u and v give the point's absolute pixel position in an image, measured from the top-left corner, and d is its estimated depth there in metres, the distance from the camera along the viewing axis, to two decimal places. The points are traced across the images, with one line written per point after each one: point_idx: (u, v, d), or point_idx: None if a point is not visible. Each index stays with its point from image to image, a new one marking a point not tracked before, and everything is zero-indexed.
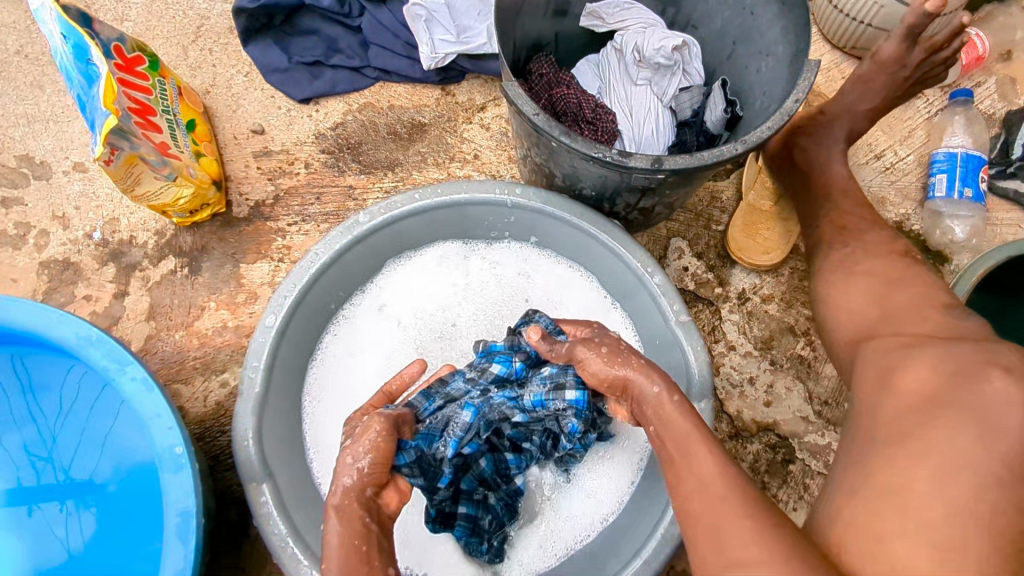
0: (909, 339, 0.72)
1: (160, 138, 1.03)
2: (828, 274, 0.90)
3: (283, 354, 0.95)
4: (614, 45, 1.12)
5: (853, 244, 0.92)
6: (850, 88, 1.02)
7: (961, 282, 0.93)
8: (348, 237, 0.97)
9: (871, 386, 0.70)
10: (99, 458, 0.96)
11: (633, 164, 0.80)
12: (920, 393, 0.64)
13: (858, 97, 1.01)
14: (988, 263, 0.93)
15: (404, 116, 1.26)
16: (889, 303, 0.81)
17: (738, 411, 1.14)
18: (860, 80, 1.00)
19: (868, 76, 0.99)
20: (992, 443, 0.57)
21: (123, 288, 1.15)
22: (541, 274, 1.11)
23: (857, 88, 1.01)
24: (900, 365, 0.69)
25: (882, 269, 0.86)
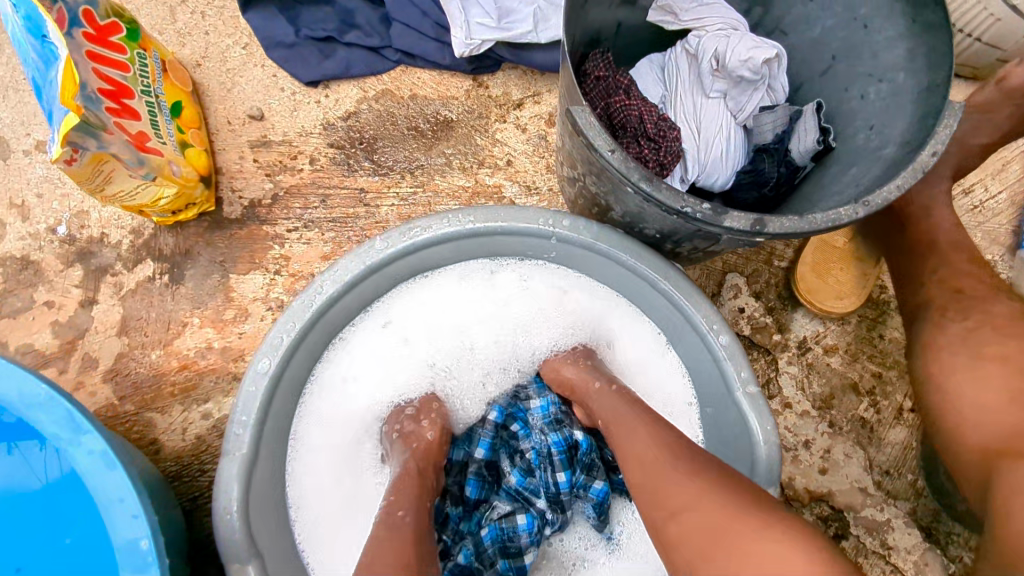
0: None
1: (136, 128, 0.86)
2: (949, 357, 0.83)
3: (277, 402, 0.80)
4: (686, 46, 0.94)
5: (975, 317, 0.84)
6: (967, 116, 0.97)
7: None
8: (360, 267, 0.81)
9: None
10: (54, 510, 0.81)
11: (727, 223, 0.64)
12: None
13: (971, 130, 0.96)
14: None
15: (428, 109, 1.08)
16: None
17: (790, 477, 1.01)
18: (981, 109, 0.96)
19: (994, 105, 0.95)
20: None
21: (91, 296, 0.99)
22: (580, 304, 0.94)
23: (973, 118, 0.96)
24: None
25: (1016, 354, 0.80)
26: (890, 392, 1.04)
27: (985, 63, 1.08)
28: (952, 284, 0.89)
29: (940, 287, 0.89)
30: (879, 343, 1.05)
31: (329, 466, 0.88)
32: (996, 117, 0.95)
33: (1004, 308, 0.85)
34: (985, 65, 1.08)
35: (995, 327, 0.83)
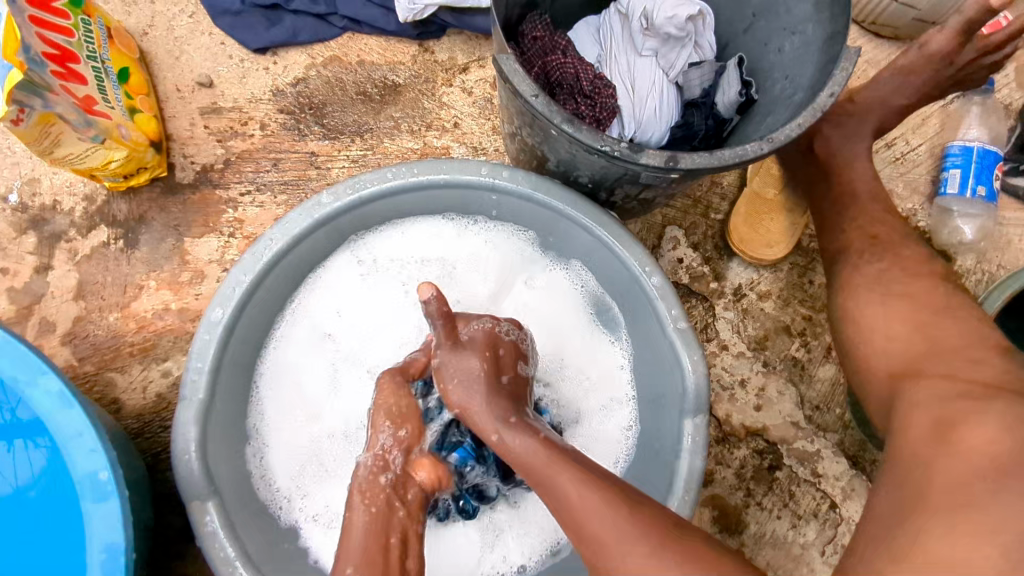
0: (961, 388, 0.67)
1: (83, 91, 0.88)
2: (864, 295, 0.85)
3: (232, 351, 0.83)
4: (618, 8, 0.99)
5: (888, 260, 0.87)
6: (889, 78, 0.99)
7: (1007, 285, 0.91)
8: (308, 220, 0.84)
9: (926, 438, 0.64)
10: None
11: (643, 161, 0.70)
12: (988, 454, 0.58)
13: (894, 90, 0.99)
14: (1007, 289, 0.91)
15: (375, 74, 1.11)
16: (936, 334, 0.77)
17: (728, 415, 1.08)
18: (903, 72, 0.99)
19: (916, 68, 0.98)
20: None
21: (46, 262, 1.01)
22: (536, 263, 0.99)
23: (896, 80, 0.99)
24: (960, 419, 0.63)
25: (922, 293, 0.82)
26: (819, 333, 1.11)
27: (903, 23, 1.15)
28: (869, 229, 0.92)
29: (859, 233, 0.92)
30: (809, 288, 1.12)
31: (283, 406, 0.92)
32: (912, 79, 0.98)
33: (913, 252, 0.88)
34: (903, 25, 1.15)
35: (904, 270, 0.85)
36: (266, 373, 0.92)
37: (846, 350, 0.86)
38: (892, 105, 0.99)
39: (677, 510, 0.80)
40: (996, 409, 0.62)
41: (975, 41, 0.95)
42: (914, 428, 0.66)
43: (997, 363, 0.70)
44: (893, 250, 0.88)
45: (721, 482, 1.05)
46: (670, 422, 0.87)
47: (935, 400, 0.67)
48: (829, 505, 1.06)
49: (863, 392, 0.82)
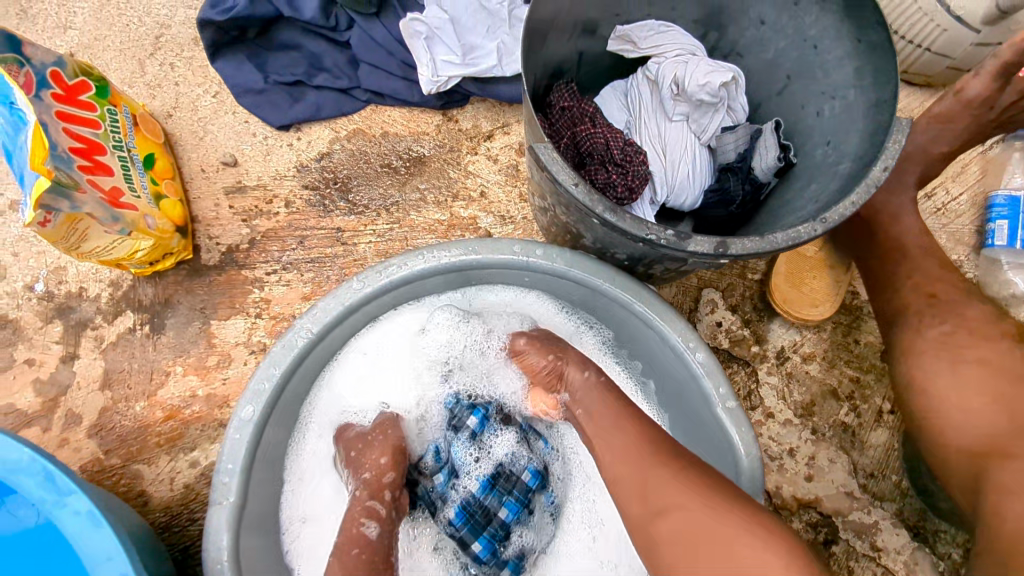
0: None
1: (110, 183, 0.87)
2: (931, 361, 0.80)
3: (264, 447, 0.81)
4: (647, 73, 0.96)
5: (952, 321, 0.81)
6: (927, 132, 0.95)
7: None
8: (339, 307, 0.82)
9: None
10: None
11: (691, 248, 0.66)
12: None
13: (933, 139, 0.95)
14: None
15: (400, 146, 1.09)
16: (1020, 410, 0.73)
17: (777, 486, 1.02)
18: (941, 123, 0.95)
19: (955, 116, 0.93)
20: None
21: (72, 350, 0.99)
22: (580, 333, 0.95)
23: (932, 130, 0.95)
24: None
25: (999, 360, 0.78)
26: (869, 395, 1.06)
27: (937, 71, 1.12)
28: (926, 288, 0.86)
29: (917, 293, 0.86)
30: (855, 347, 1.07)
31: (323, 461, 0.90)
32: (953, 128, 0.94)
33: (979, 311, 0.82)
34: (938, 73, 1.12)
35: (972, 332, 0.80)
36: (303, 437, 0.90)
37: (918, 422, 0.80)
38: (936, 154, 0.95)
39: None
40: None
41: (1014, 83, 0.91)
42: None
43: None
44: (955, 310, 0.83)
45: None
46: None
47: None
48: None
49: (948, 477, 0.77)
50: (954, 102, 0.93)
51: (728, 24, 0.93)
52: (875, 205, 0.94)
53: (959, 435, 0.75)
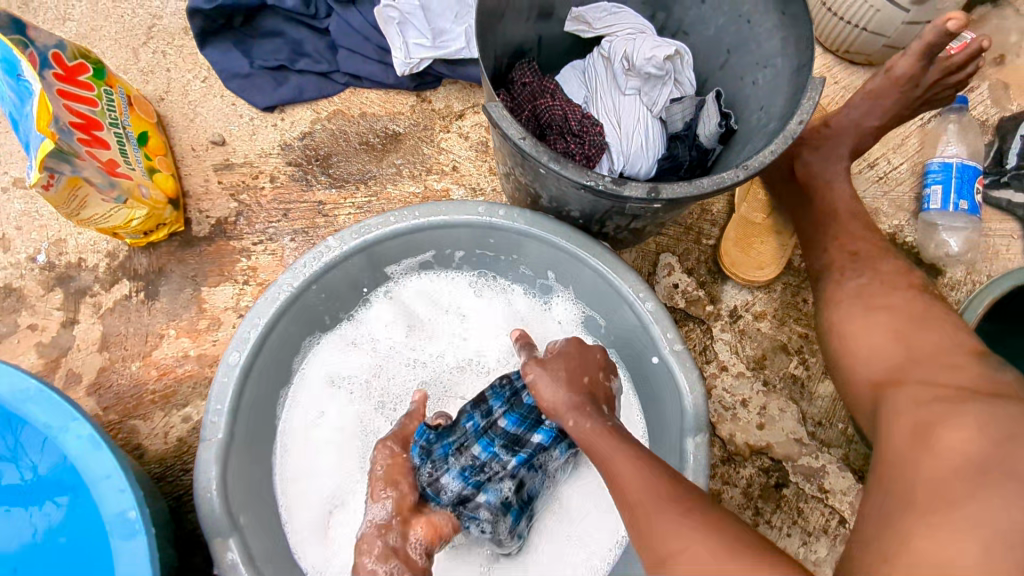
0: (939, 393, 0.70)
1: (107, 155, 0.94)
2: (846, 309, 0.88)
3: (249, 393, 0.88)
4: (602, 52, 1.05)
5: (868, 274, 0.91)
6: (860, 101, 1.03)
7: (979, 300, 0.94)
8: (318, 264, 0.90)
9: (908, 441, 0.66)
10: None
11: (627, 194, 0.74)
12: (966, 455, 0.60)
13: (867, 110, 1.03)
14: (989, 295, 0.94)
15: (377, 125, 1.18)
16: (916, 341, 0.80)
17: (731, 434, 1.10)
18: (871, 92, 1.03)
19: (881, 91, 1.00)
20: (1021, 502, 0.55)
21: (72, 316, 1.06)
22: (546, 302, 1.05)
23: (866, 104, 1.01)
24: (937, 422, 0.65)
25: (901, 304, 0.85)
26: (816, 350, 1.14)
27: (875, 50, 1.20)
28: (849, 247, 0.95)
29: (840, 251, 0.95)
30: (803, 306, 1.15)
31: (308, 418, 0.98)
32: (884, 102, 1.00)
33: (892, 265, 0.91)
34: (875, 52, 1.20)
35: (885, 283, 0.89)
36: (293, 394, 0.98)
37: (835, 363, 0.88)
38: (868, 128, 1.02)
39: None
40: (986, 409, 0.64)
41: (938, 61, 0.95)
42: (895, 435, 0.69)
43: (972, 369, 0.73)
44: (875, 263, 0.92)
45: (729, 502, 1.07)
46: (672, 440, 0.91)
47: (909, 406, 0.71)
48: (838, 520, 1.07)
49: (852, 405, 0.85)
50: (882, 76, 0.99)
51: (674, 5, 1.02)
52: (812, 169, 1.02)
53: (863, 368, 0.83)
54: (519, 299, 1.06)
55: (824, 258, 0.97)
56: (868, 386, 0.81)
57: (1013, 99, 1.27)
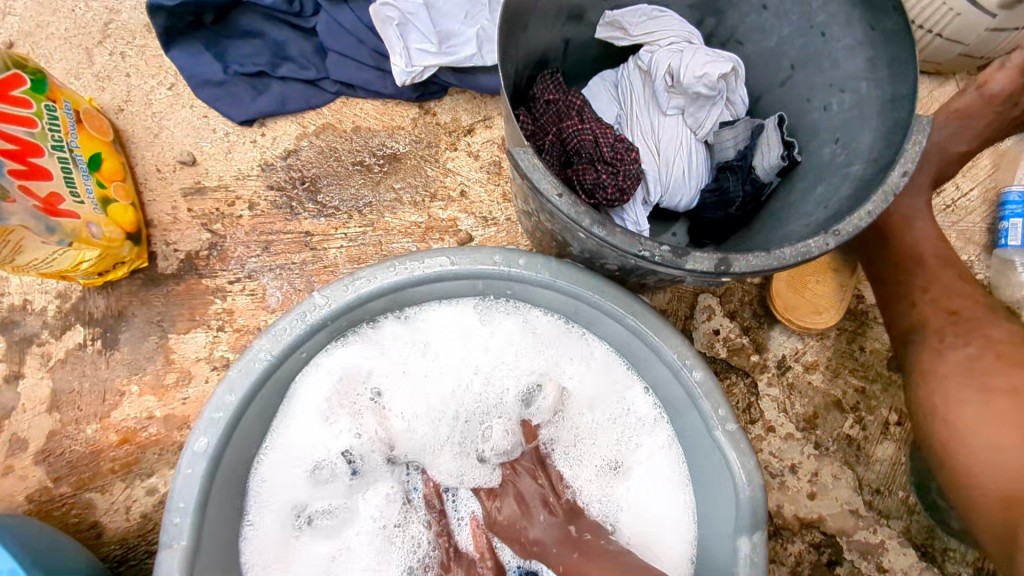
0: None
1: (48, 189, 0.79)
2: (956, 389, 0.73)
3: (220, 481, 0.74)
4: (639, 63, 0.89)
5: (977, 343, 0.76)
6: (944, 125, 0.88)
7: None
8: (301, 327, 0.74)
9: None
10: None
11: (688, 266, 0.59)
12: None
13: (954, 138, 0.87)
14: None
15: (373, 142, 1.01)
16: None
17: (779, 505, 0.96)
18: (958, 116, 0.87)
19: (972, 111, 0.85)
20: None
21: (17, 369, 0.91)
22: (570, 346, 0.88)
23: (951, 124, 0.86)
24: None
25: None
26: (875, 406, 1.00)
27: (948, 58, 1.04)
28: (946, 304, 0.80)
29: (934, 307, 0.80)
30: (861, 356, 1.01)
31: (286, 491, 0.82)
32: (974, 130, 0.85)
33: (1004, 332, 0.76)
34: (949, 60, 1.05)
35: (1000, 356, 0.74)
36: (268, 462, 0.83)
37: (944, 458, 0.73)
38: (954, 153, 0.86)
39: None
40: None
41: None
42: None
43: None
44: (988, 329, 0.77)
45: None
46: (723, 536, 0.77)
47: None
48: None
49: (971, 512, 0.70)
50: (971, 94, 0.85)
51: (728, 8, 0.85)
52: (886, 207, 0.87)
53: (990, 476, 0.68)
54: (540, 342, 0.88)
55: (903, 316, 0.83)
56: (998, 496, 0.67)
57: None
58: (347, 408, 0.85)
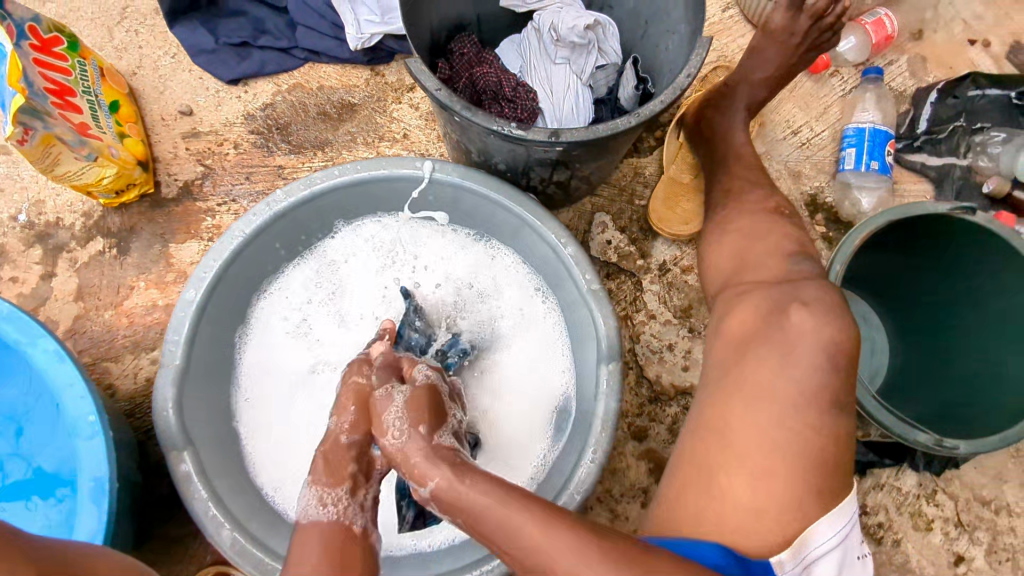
0: (747, 289, 0.89)
1: (79, 119, 1.04)
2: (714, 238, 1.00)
3: (205, 328, 0.97)
4: (534, 25, 1.15)
5: (732, 206, 1.00)
6: None
7: (839, 254, 0.97)
8: (267, 212, 0.99)
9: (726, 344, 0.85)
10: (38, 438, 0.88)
11: (531, 138, 0.84)
12: (744, 332, 0.83)
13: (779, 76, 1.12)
14: (870, 227, 0.96)
15: (333, 96, 1.27)
16: (750, 258, 0.92)
17: (658, 375, 1.19)
18: None
19: (761, 45, 1.06)
20: (814, 389, 0.75)
21: (51, 269, 1.16)
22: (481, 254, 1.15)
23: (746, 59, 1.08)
24: (732, 310, 0.87)
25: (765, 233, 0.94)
26: None
27: None
28: (725, 186, 1.04)
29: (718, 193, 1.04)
30: None
31: (263, 364, 1.08)
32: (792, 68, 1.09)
33: (756, 196, 1.00)
34: None
35: (742, 209, 0.99)
36: (248, 342, 1.08)
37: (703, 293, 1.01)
38: (766, 83, 1.09)
39: (596, 443, 0.92)
40: (842, 309, 0.81)
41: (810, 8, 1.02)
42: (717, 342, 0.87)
43: (848, 314, 0.81)
44: (742, 198, 1.01)
45: (654, 438, 1.17)
46: (591, 371, 0.99)
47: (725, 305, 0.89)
48: None
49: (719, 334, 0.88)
50: (761, 32, 1.06)
51: None
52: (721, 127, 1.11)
53: (718, 280, 0.96)
54: (459, 252, 1.15)
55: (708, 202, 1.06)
56: (719, 289, 0.95)
57: (929, 71, 1.36)
58: (309, 303, 1.12)
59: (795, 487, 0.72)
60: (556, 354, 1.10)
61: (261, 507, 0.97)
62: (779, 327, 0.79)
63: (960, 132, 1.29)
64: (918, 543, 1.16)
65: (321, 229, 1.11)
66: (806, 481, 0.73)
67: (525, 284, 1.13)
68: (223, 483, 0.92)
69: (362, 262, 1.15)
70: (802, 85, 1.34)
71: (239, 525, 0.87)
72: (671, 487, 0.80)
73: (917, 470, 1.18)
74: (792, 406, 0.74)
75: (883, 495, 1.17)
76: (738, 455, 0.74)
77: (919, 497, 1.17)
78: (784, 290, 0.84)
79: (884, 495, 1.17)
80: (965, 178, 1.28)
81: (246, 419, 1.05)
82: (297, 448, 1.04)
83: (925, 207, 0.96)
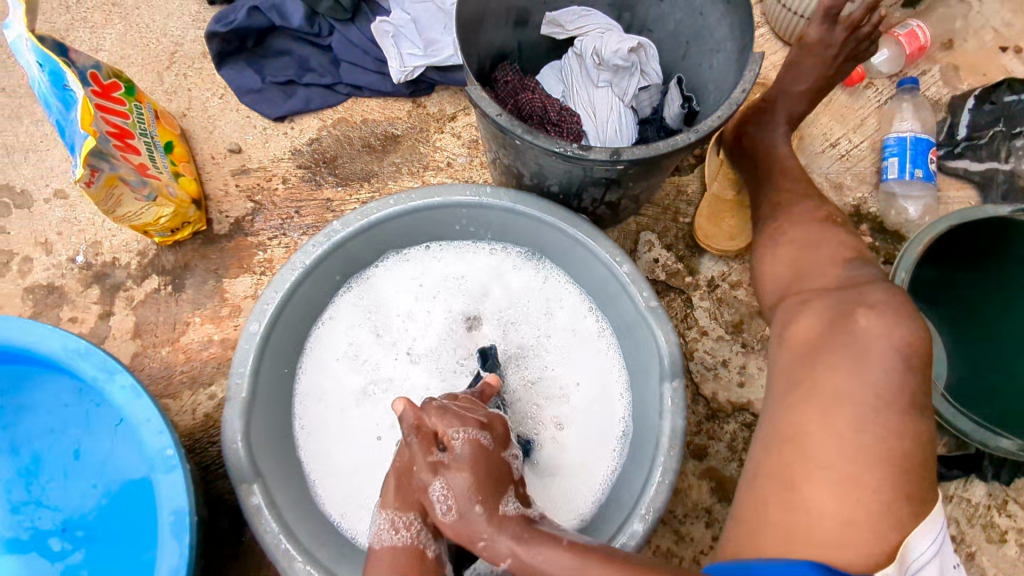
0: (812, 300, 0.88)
1: (138, 160, 1.07)
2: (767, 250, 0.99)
3: (268, 359, 0.98)
4: (575, 51, 1.17)
5: (782, 218, 1.00)
6: None
7: (902, 264, 1.03)
8: (326, 243, 1.00)
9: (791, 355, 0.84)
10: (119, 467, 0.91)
11: (593, 157, 0.85)
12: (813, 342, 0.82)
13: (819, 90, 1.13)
14: (931, 233, 1.03)
15: (377, 128, 1.30)
16: (808, 270, 0.92)
17: (714, 392, 1.18)
18: None
19: (800, 59, 1.07)
20: (895, 395, 0.74)
21: (108, 308, 1.18)
22: (530, 276, 1.16)
23: (787, 74, 1.09)
24: (793, 322, 0.86)
25: (821, 245, 0.93)
26: None
27: None
28: (774, 200, 1.04)
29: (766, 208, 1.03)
30: None
31: (321, 392, 1.08)
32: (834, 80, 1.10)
33: (806, 208, 1.00)
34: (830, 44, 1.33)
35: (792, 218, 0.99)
36: (306, 370, 1.09)
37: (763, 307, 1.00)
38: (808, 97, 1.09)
39: (664, 464, 0.90)
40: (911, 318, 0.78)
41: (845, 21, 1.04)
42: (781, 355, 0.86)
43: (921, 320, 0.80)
44: (790, 210, 1.00)
45: (715, 456, 1.15)
46: (653, 389, 0.98)
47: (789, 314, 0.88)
48: None
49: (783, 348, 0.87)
50: (796, 47, 1.08)
51: (636, 4, 1.14)
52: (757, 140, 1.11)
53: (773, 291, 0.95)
54: (508, 274, 1.16)
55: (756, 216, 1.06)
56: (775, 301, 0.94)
57: (963, 79, 1.37)
58: (363, 329, 1.12)
59: (883, 504, 0.70)
60: (613, 373, 1.10)
61: (329, 537, 0.96)
62: (853, 335, 0.78)
63: (1000, 136, 1.28)
64: (993, 556, 1.12)
65: (374, 256, 1.12)
66: (894, 497, 0.71)
67: (576, 304, 1.14)
68: (293, 515, 0.92)
69: (414, 287, 1.15)
70: (838, 98, 1.35)
71: (311, 557, 0.86)
72: (745, 507, 0.78)
73: (986, 480, 1.15)
74: (875, 418, 0.73)
75: (953, 508, 1.14)
76: (821, 472, 0.72)
77: (990, 507, 1.14)
78: (849, 297, 0.83)
79: (953, 507, 1.14)
80: (1010, 183, 1.27)
81: (307, 448, 1.05)
82: (358, 476, 1.04)
83: (983, 212, 1.02)
